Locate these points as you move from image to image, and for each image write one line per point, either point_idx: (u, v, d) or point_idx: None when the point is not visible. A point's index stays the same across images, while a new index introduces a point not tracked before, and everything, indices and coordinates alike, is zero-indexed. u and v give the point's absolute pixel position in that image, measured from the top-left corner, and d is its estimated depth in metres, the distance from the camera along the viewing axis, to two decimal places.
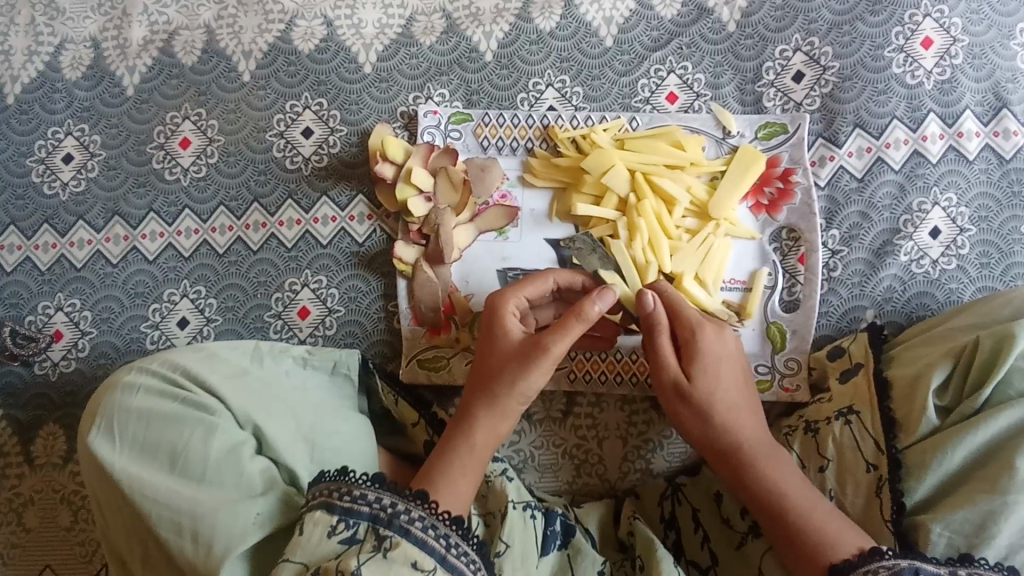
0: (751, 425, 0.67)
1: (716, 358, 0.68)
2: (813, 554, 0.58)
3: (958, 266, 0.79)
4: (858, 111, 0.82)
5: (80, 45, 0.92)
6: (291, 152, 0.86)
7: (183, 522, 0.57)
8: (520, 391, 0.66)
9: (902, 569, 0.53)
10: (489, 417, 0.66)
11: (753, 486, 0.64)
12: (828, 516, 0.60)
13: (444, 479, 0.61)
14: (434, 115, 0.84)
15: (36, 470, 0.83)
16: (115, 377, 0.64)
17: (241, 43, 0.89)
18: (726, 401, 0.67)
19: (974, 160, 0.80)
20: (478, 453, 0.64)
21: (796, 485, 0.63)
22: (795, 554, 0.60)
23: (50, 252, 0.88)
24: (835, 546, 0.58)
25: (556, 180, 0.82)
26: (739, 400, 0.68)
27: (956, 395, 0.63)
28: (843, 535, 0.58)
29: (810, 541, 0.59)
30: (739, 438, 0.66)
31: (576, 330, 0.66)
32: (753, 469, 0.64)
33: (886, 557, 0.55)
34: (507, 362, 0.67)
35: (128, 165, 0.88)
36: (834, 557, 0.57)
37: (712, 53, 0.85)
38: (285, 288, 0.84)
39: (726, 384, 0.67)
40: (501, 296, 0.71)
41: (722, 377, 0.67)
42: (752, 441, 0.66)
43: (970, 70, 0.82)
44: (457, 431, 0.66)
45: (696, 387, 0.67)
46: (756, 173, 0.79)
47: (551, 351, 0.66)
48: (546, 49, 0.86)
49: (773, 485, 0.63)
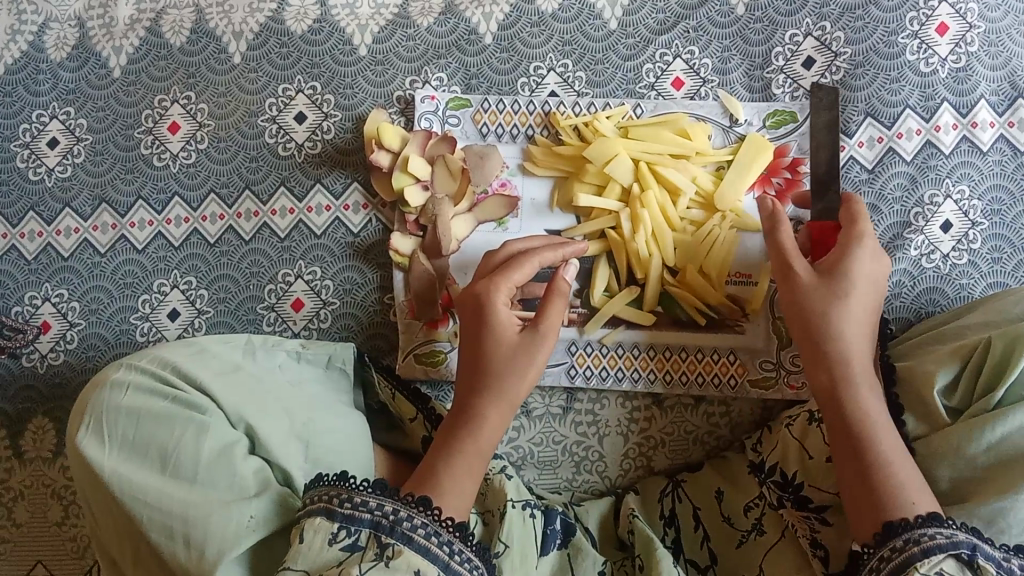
0: (868, 348, 0.63)
1: (869, 275, 0.64)
2: (878, 502, 0.56)
3: (970, 260, 0.77)
4: (870, 99, 0.79)
5: (64, 24, 0.89)
6: (284, 138, 0.84)
7: (175, 526, 0.55)
8: (524, 381, 0.65)
9: (960, 541, 0.52)
10: (496, 410, 0.64)
11: (846, 402, 0.60)
12: (907, 467, 0.57)
13: (450, 480, 0.60)
14: (432, 100, 0.82)
15: (26, 463, 0.82)
16: (103, 374, 0.62)
17: (231, 24, 0.86)
18: (860, 316, 0.63)
19: (988, 151, 0.78)
20: (485, 448, 0.63)
21: (888, 429, 0.59)
22: (869, 484, 0.56)
23: (36, 241, 0.85)
24: (906, 495, 0.55)
25: (557, 169, 0.79)
26: (870, 322, 0.63)
27: (964, 399, 0.61)
28: (916, 495, 0.55)
29: (884, 484, 0.56)
30: (854, 352, 0.62)
31: (562, 306, 0.67)
32: (851, 393, 0.60)
33: (947, 526, 0.53)
34: (510, 352, 0.65)
35: (114, 150, 0.86)
36: (899, 512, 0.54)
37: (720, 38, 0.82)
38: (278, 280, 0.82)
39: (867, 302, 0.63)
40: (493, 280, 0.68)
41: (864, 296, 0.63)
42: (864, 361, 0.62)
43: (986, 58, 0.79)
44: (463, 422, 0.63)
45: (837, 294, 0.63)
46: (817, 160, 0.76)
47: (547, 336, 0.66)
48: (547, 31, 0.83)
49: (862, 417, 0.59)
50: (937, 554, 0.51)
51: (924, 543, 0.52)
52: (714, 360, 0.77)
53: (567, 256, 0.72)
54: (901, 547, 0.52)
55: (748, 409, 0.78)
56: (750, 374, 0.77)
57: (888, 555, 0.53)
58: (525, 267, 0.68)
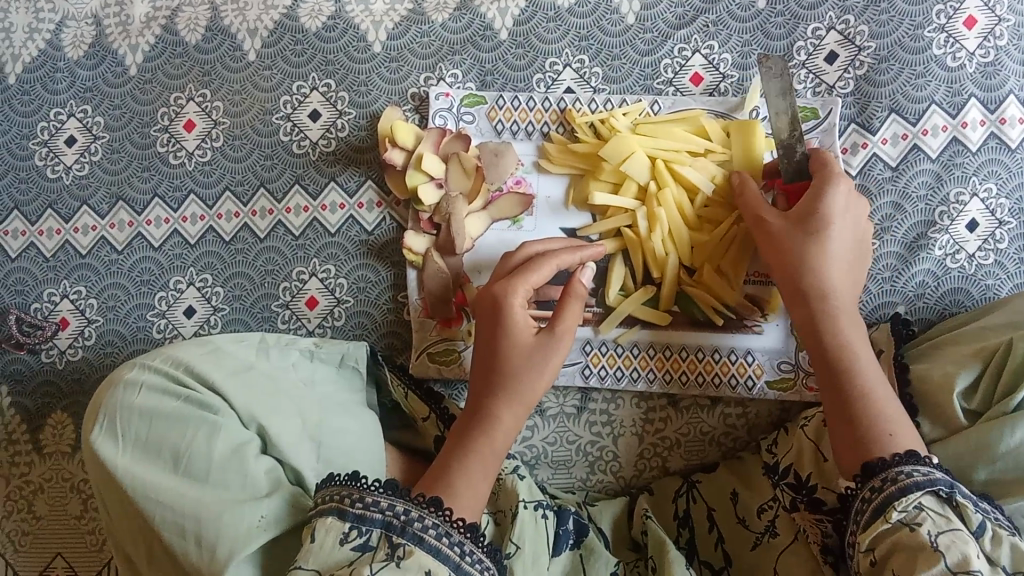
0: (848, 286, 0.63)
1: (843, 209, 0.64)
2: (862, 443, 0.56)
3: (996, 261, 0.75)
4: (894, 95, 0.77)
5: (82, 22, 0.89)
6: (298, 136, 0.83)
7: (186, 525, 0.56)
8: (540, 383, 0.64)
9: (938, 479, 0.52)
10: (511, 414, 0.63)
11: (824, 341, 0.62)
12: (892, 407, 0.58)
13: (465, 484, 0.59)
14: (446, 97, 0.81)
15: (45, 458, 0.83)
16: (117, 374, 0.63)
17: (246, 21, 0.86)
18: (838, 254, 0.63)
19: (1017, 148, 0.76)
20: (499, 452, 0.62)
21: (873, 370, 0.60)
22: (849, 424, 0.58)
23: (54, 238, 0.86)
24: (886, 435, 0.56)
25: (573, 167, 0.78)
26: (849, 259, 0.64)
27: (985, 399, 0.60)
28: (900, 434, 0.56)
29: (866, 422, 0.57)
30: (832, 289, 0.63)
31: (577, 309, 0.66)
32: (834, 335, 0.61)
33: (925, 464, 0.53)
34: (526, 354, 0.64)
35: (131, 148, 0.86)
36: (880, 452, 0.55)
37: (740, 32, 0.80)
38: (292, 278, 0.82)
39: (844, 239, 0.64)
40: (511, 282, 0.66)
41: (840, 231, 0.63)
42: (843, 298, 0.63)
43: (1016, 52, 0.77)
44: (476, 425, 0.63)
45: (812, 231, 0.63)
46: (780, 127, 0.70)
47: (564, 338, 0.65)
48: (563, 26, 0.82)
49: (846, 359, 0.60)
50: (914, 491, 0.51)
51: (901, 482, 0.52)
52: (731, 361, 0.76)
53: (585, 259, 0.71)
54: (879, 487, 0.53)
55: (765, 411, 0.77)
56: (768, 375, 0.76)
57: (869, 496, 0.53)
58: (544, 270, 0.68)
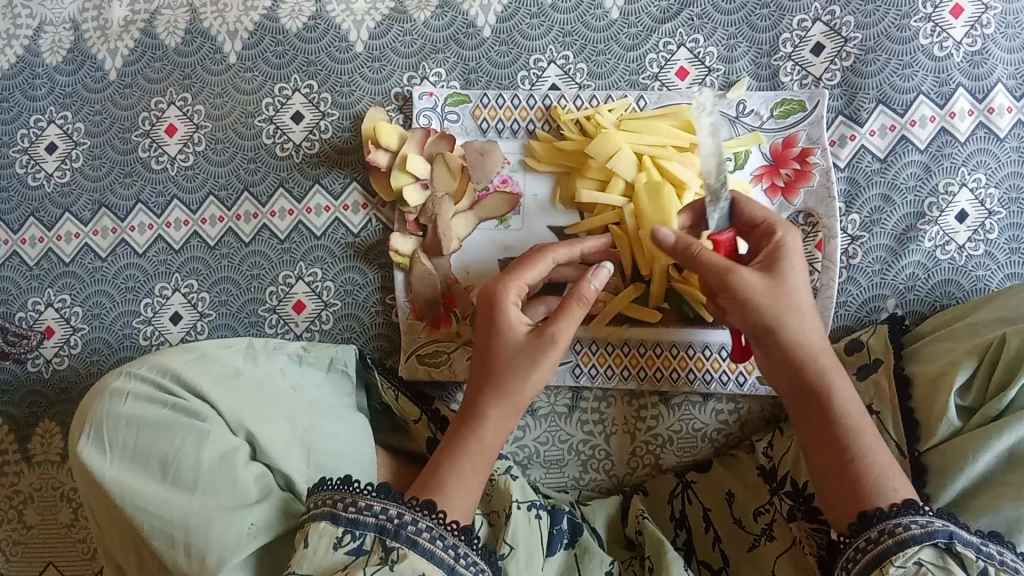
0: (818, 334, 0.62)
1: (799, 261, 0.62)
2: (854, 492, 0.55)
3: (986, 251, 0.75)
4: (881, 86, 0.77)
5: (59, 27, 0.88)
6: (282, 138, 0.82)
7: (176, 534, 0.55)
8: (530, 383, 0.62)
9: (937, 530, 0.51)
10: (499, 417, 0.62)
11: (806, 403, 0.61)
12: (884, 456, 0.57)
13: (457, 482, 0.59)
14: (430, 97, 0.80)
15: (34, 467, 0.82)
16: (103, 382, 0.62)
17: (226, 22, 0.84)
18: (802, 307, 0.61)
19: (1006, 137, 0.75)
20: (489, 454, 0.62)
21: (864, 420, 0.59)
22: (840, 483, 0.56)
23: (37, 247, 0.85)
24: (879, 488, 0.55)
25: (559, 165, 0.78)
26: (811, 308, 0.62)
27: (979, 396, 0.60)
28: (895, 482, 0.55)
29: (858, 473, 0.56)
30: (805, 344, 0.61)
31: (579, 315, 0.63)
32: (822, 387, 0.60)
33: (922, 513, 0.52)
34: (518, 354, 0.62)
35: (112, 153, 0.85)
36: (874, 502, 0.54)
37: (726, 25, 0.79)
38: (279, 282, 0.81)
39: (804, 291, 0.62)
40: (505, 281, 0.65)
41: (799, 282, 0.62)
42: (818, 350, 0.61)
43: (1003, 40, 0.76)
44: (465, 428, 0.62)
45: (777, 290, 0.61)
46: (708, 171, 0.64)
47: (557, 339, 0.62)
48: (547, 22, 0.81)
49: (835, 412, 0.59)
50: (913, 545, 0.50)
51: (898, 534, 0.51)
52: (721, 357, 0.76)
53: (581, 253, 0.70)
54: (874, 538, 0.52)
55: (758, 407, 0.76)
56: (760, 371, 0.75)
57: (864, 547, 0.52)
58: (538, 267, 0.66)
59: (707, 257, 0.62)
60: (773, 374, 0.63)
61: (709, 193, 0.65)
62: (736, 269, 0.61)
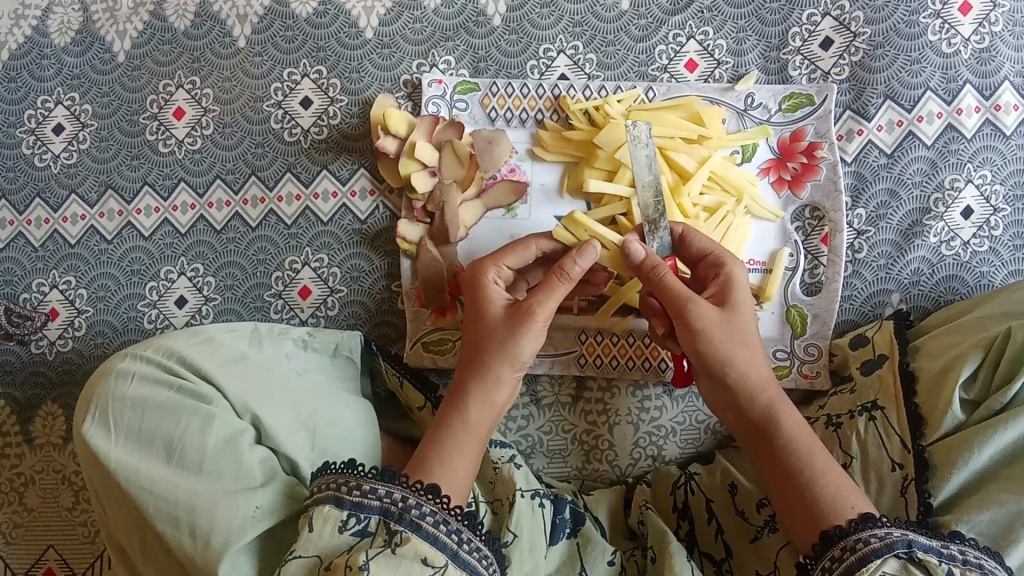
0: (762, 364, 0.63)
1: (745, 291, 0.64)
2: (813, 512, 0.55)
3: (990, 247, 0.75)
4: (889, 81, 0.77)
5: (68, 8, 0.87)
6: (290, 124, 0.82)
7: (180, 516, 0.55)
8: (511, 357, 0.63)
9: (895, 541, 0.51)
10: (481, 391, 0.62)
11: (765, 431, 0.61)
12: (839, 477, 0.57)
13: (439, 461, 0.58)
14: (439, 84, 0.80)
15: (36, 449, 0.82)
16: (108, 364, 0.62)
17: (236, 7, 0.84)
18: (749, 337, 0.63)
19: (1011, 134, 0.76)
20: (475, 432, 0.61)
21: (817, 447, 0.59)
22: (804, 507, 0.56)
23: (43, 228, 0.85)
24: (838, 507, 0.55)
25: (567, 154, 0.78)
26: (755, 339, 0.64)
27: (983, 389, 0.61)
28: (853, 500, 0.55)
29: (816, 497, 0.56)
30: (755, 376, 0.62)
31: (560, 290, 0.63)
32: (771, 417, 0.61)
33: (880, 526, 0.52)
34: (495, 330, 0.63)
35: (120, 136, 0.85)
36: (834, 520, 0.54)
37: (735, 18, 0.79)
38: (285, 267, 0.81)
39: (750, 322, 0.63)
40: (481, 264, 0.67)
41: (748, 314, 0.63)
42: (767, 380, 0.63)
43: (1011, 38, 0.77)
44: (450, 408, 0.62)
45: (730, 325, 0.62)
46: (645, 202, 0.69)
47: (535, 312, 0.62)
48: (557, 12, 0.81)
49: (786, 435, 0.60)
50: (874, 560, 0.50)
51: (859, 550, 0.51)
52: None
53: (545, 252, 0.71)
54: (839, 556, 0.52)
55: None
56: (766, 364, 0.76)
57: (830, 566, 0.52)
58: (521, 252, 0.68)
59: (668, 286, 0.62)
60: (725, 407, 0.64)
61: (647, 222, 0.68)
62: (695, 300, 0.61)
